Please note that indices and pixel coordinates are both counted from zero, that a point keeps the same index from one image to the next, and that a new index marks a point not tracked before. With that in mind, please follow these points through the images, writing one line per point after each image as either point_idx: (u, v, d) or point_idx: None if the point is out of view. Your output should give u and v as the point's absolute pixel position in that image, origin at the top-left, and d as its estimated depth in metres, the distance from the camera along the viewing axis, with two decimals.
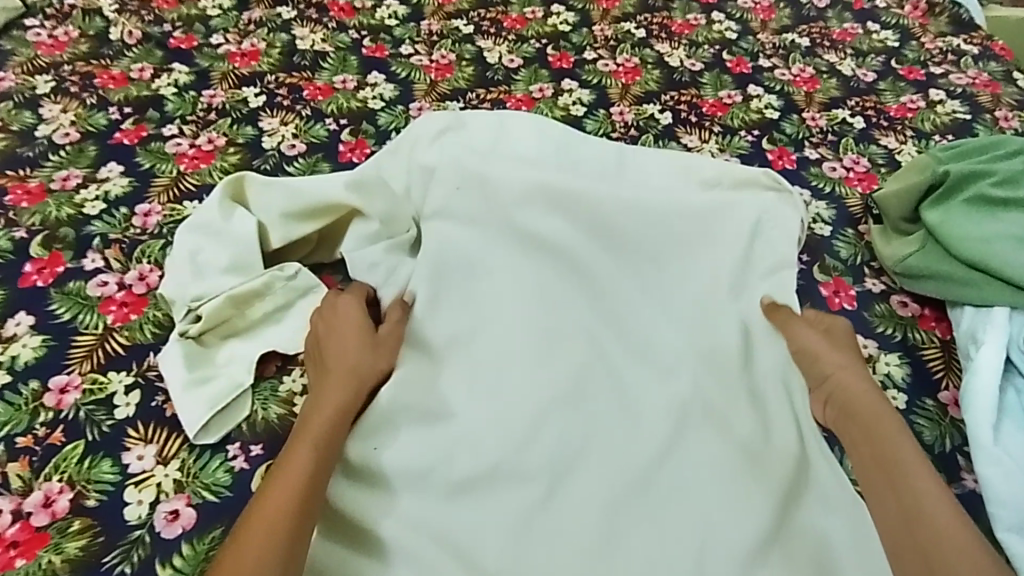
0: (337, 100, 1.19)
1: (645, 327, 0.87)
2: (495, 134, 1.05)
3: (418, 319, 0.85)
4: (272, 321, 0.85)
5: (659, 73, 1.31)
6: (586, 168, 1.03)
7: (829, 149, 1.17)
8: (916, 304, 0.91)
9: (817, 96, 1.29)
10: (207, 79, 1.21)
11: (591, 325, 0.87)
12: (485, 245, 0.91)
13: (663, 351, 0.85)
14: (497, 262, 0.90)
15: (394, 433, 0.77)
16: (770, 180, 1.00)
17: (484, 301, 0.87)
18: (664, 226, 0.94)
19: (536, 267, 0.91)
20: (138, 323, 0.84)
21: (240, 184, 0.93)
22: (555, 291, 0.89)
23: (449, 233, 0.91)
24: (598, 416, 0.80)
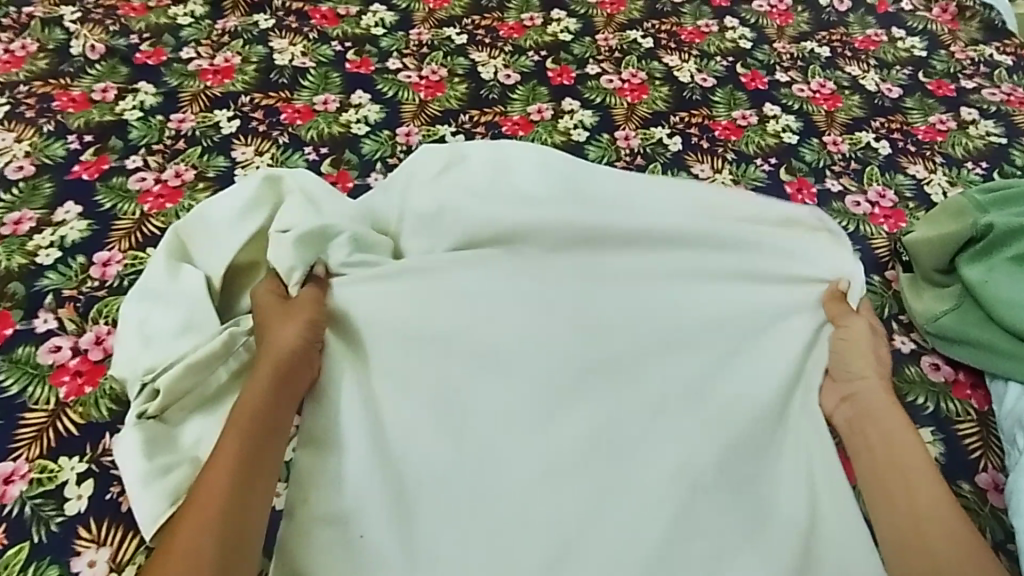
0: (317, 125, 1.09)
1: (656, 382, 0.78)
2: (497, 166, 0.95)
3: (398, 377, 0.76)
4: (234, 387, 0.75)
5: (668, 90, 1.21)
6: (602, 196, 0.92)
7: (851, 180, 1.08)
8: (950, 368, 0.83)
9: (839, 116, 1.19)
10: (176, 101, 1.11)
11: (595, 381, 0.78)
12: (482, 295, 0.82)
13: (674, 412, 0.76)
14: (501, 315, 0.80)
15: (373, 515, 0.69)
16: (821, 222, 0.91)
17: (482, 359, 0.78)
18: (686, 271, 0.86)
19: (533, 313, 0.81)
20: (93, 396, 0.76)
21: (184, 239, 0.84)
22: (553, 340, 0.80)
23: (444, 282, 0.82)
24: (612, 481, 0.72)
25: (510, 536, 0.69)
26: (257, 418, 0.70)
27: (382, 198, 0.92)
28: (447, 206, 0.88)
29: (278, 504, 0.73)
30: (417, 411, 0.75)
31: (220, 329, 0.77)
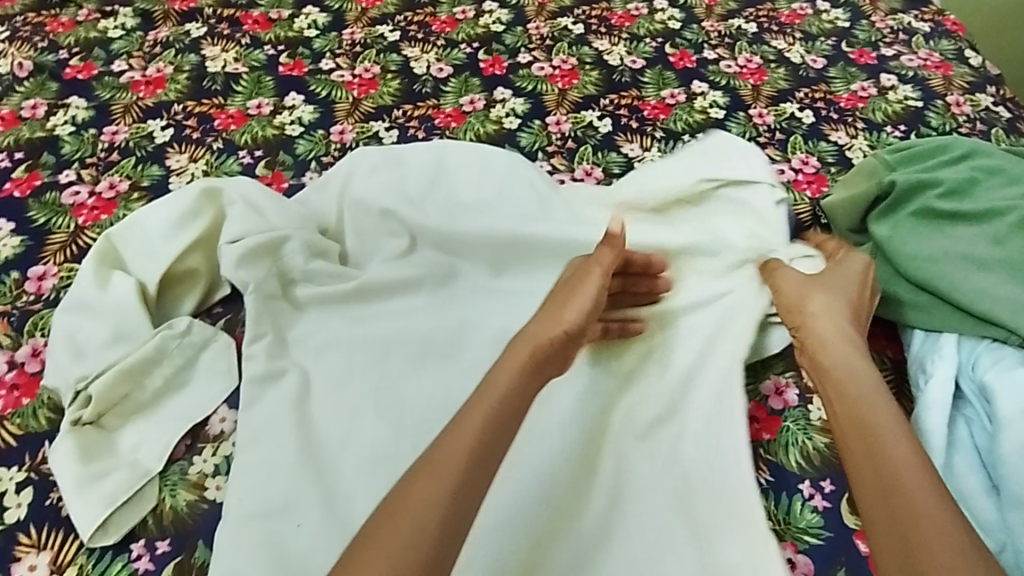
0: (251, 129, 1.10)
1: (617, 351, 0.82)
2: (434, 172, 0.95)
3: (322, 355, 0.81)
4: (173, 389, 0.77)
5: (599, 73, 1.23)
6: (472, 190, 0.94)
7: (776, 150, 1.11)
8: (868, 323, 0.86)
9: (764, 90, 1.22)
10: (108, 114, 1.11)
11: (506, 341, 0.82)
12: (418, 304, 0.85)
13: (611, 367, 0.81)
14: (440, 311, 0.84)
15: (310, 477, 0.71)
16: (424, 158, 0.96)
17: (421, 359, 0.80)
18: (485, 213, 0.92)
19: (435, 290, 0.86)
20: (29, 407, 0.77)
21: (111, 247, 0.84)
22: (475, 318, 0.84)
23: (378, 281, 0.85)
24: (585, 476, 0.74)
25: (484, 543, 0.69)
26: (509, 413, 0.65)
27: (317, 196, 0.94)
28: (378, 201, 0.90)
29: (217, 497, 0.71)
30: (342, 406, 0.77)
31: (152, 332, 0.78)
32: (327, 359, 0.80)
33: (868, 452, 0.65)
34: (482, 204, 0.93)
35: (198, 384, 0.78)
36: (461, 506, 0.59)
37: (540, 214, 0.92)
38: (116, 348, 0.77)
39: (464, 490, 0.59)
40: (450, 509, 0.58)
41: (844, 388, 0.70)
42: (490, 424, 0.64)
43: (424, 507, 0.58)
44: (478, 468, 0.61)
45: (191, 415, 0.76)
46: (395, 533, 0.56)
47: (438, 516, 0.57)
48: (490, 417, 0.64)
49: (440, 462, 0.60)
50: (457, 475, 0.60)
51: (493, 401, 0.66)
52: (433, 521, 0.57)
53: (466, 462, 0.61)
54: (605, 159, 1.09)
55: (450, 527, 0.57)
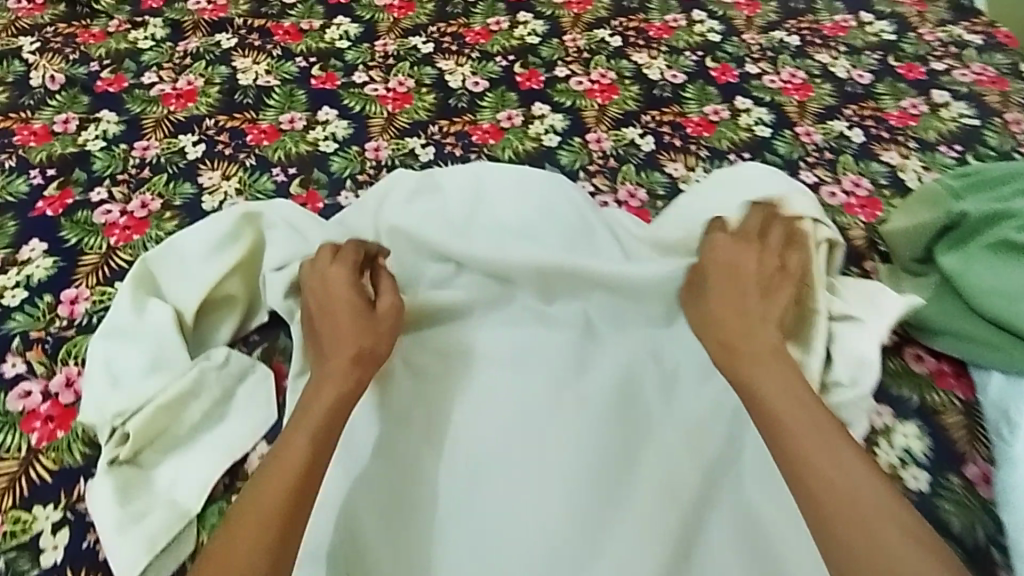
0: (284, 145, 1.07)
1: (679, 387, 0.80)
2: (474, 195, 0.91)
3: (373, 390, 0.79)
4: (212, 421, 0.75)
5: (638, 88, 1.19)
6: (515, 216, 0.90)
7: (826, 171, 1.07)
8: (933, 359, 0.83)
9: (810, 106, 1.18)
10: (139, 128, 1.09)
11: (562, 374, 0.81)
12: (474, 336, 0.84)
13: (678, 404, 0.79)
14: (490, 341, 0.83)
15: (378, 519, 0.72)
16: (462, 181, 0.92)
17: (479, 391, 0.80)
18: (533, 241, 0.88)
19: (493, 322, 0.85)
20: (65, 438, 0.74)
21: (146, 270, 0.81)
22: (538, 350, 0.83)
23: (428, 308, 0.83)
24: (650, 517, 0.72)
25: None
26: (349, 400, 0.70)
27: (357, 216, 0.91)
28: (418, 230, 0.86)
29: None
30: (407, 440, 0.77)
31: (191, 362, 0.75)
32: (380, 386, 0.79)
33: (777, 425, 0.67)
34: (527, 230, 0.89)
35: (238, 416, 0.75)
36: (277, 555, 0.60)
37: (584, 237, 0.89)
38: (152, 379, 0.74)
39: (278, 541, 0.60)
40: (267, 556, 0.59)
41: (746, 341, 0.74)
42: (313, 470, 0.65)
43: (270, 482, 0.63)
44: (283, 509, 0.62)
45: (231, 449, 0.73)
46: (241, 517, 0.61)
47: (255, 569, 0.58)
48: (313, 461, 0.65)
49: (271, 480, 0.63)
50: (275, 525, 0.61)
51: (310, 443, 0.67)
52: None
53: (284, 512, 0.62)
54: (648, 179, 1.05)
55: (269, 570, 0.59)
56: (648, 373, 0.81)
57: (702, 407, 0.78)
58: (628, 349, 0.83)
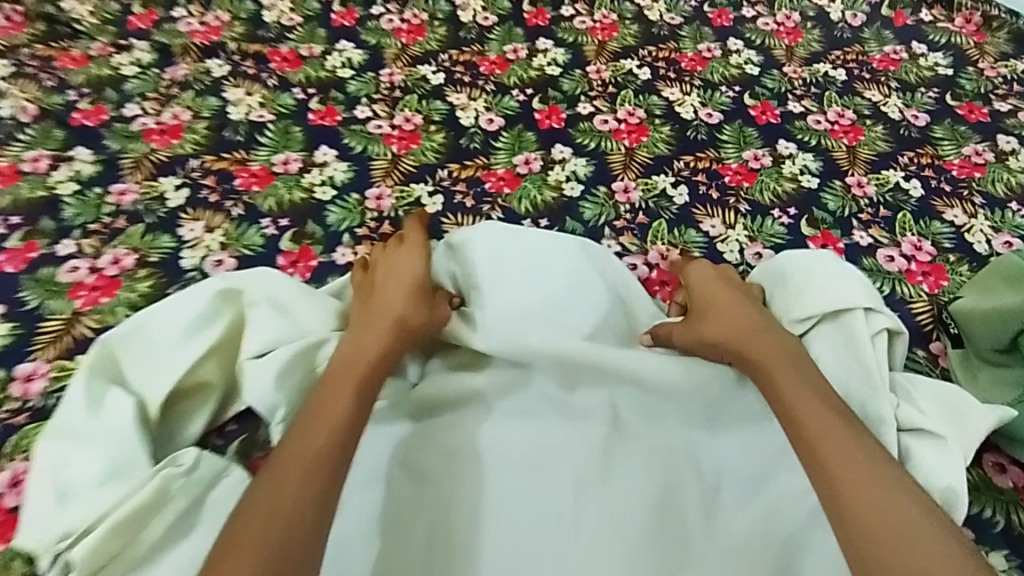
0: (276, 191, 0.96)
1: (723, 508, 0.69)
2: (501, 262, 0.80)
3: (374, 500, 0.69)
4: (175, 538, 0.63)
5: (670, 129, 1.08)
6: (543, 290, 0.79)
7: (882, 231, 0.96)
8: (1016, 470, 0.74)
9: (862, 152, 1.06)
10: (117, 168, 0.98)
11: (585, 483, 0.69)
12: (482, 432, 0.72)
13: (724, 528, 0.68)
14: (501, 437, 0.72)
15: None
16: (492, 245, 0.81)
17: (490, 500, 0.68)
18: (557, 322, 0.77)
19: (505, 414, 0.73)
20: (7, 554, 0.64)
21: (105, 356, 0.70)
22: (556, 450, 0.71)
23: (437, 398, 0.74)
24: None
25: None
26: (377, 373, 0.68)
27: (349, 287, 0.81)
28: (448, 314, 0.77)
29: None
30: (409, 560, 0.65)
31: (153, 468, 0.64)
32: (376, 494, 0.69)
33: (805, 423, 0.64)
34: (554, 310, 0.78)
35: (205, 530, 0.63)
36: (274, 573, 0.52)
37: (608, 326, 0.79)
38: (108, 489, 0.63)
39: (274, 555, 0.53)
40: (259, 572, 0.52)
41: (759, 338, 0.73)
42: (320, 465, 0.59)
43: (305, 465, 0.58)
44: (285, 513, 0.55)
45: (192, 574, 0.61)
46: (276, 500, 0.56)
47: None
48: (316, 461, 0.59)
49: (304, 444, 0.60)
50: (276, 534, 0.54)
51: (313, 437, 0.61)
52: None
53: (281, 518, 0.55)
54: (683, 238, 0.95)
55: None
56: (685, 487, 0.70)
57: (749, 532, 0.68)
58: (662, 453, 0.71)
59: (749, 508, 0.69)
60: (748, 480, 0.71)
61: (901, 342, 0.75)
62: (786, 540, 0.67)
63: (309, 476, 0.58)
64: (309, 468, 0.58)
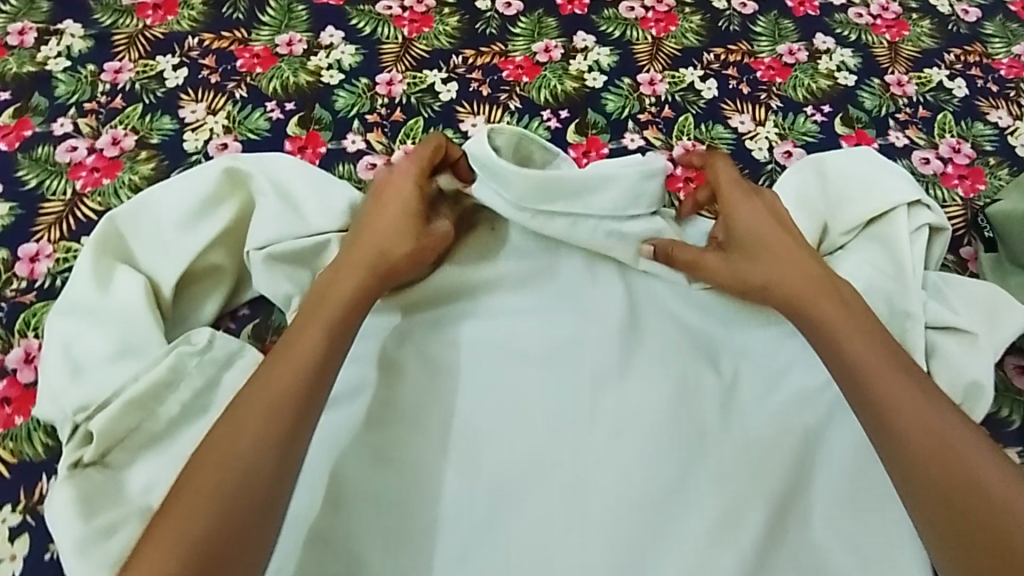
0: (280, 73, 0.91)
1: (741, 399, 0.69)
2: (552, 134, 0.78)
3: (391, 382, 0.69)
4: (193, 415, 0.62)
5: (701, 19, 1.00)
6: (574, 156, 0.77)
7: (920, 132, 0.91)
8: None
9: (904, 49, 0.99)
10: (110, 45, 0.92)
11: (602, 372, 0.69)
12: (500, 325, 0.72)
13: (742, 418, 0.68)
14: (518, 329, 0.71)
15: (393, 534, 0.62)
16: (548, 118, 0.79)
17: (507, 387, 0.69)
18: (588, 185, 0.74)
19: (523, 308, 0.73)
20: (25, 425, 0.65)
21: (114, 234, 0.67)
22: (571, 340, 0.71)
23: (454, 286, 0.73)
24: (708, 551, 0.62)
25: None
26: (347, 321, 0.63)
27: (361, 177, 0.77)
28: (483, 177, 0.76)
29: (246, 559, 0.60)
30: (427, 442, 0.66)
31: (167, 346, 0.63)
32: (392, 377, 0.69)
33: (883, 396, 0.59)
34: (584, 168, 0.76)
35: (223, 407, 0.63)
36: (259, 497, 0.53)
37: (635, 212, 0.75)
38: (119, 364, 0.62)
39: (263, 477, 0.54)
40: (243, 497, 0.53)
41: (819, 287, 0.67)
42: (294, 398, 0.57)
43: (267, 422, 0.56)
44: (239, 458, 0.54)
45: None
46: (228, 466, 0.53)
47: (215, 513, 0.51)
48: (301, 385, 0.58)
49: (260, 407, 0.56)
50: (267, 458, 0.54)
51: (302, 353, 0.60)
52: (204, 524, 0.51)
53: (266, 440, 0.55)
54: (710, 134, 0.90)
55: (241, 510, 0.52)
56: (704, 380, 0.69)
57: (770, 425, 0.67)
58: (678, 346, 0.71)
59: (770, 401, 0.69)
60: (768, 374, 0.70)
61: (941, 242, 0.74)
62: (803, 436, 0.67)
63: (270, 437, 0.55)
64: (272, 427, 0.55)
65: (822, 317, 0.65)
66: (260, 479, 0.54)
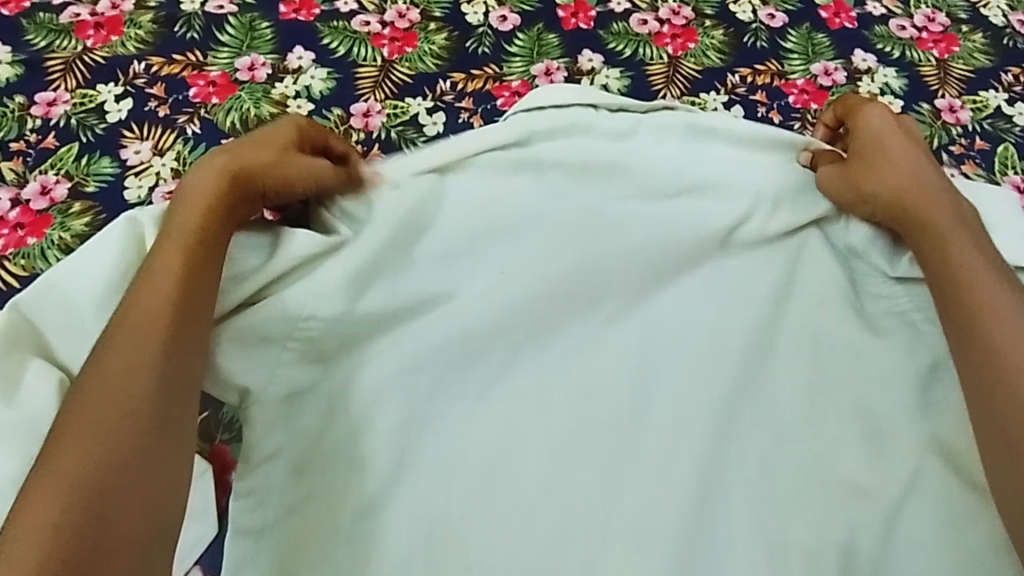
0: (239, 104, 0.78)
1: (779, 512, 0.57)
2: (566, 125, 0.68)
3: (358, 496, 0.57)
4: None
5: (724, 34, 0.88)
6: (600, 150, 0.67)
7: (978, 169, 0.79)
8: None
9: (956, 67, 0.87)
10: (42, 71, 0.79)
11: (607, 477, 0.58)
12: (493, 419, 0.59)
13: (777, 531, 0.57)
14: (512, 423, 0.59)
15: None
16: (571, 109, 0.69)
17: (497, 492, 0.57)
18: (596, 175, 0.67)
19: (519, 394, 0.60)
20: None
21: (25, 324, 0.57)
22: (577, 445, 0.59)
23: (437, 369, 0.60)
24: None
25: None
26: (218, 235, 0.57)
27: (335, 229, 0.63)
28: (486, 175, 0.65)
29: None
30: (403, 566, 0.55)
31: None
32: (361, 490, 0.57)
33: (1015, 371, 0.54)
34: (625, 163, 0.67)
35: None
36: (126, 456, 0.47)
37: (644, 284, 0.64)
38: (18, 491, 0.50)
39: (121, 458, 0.47)
40: (102, 482, 0.46)
41: (928, 210, 0.62)
42: (164, 318, 0.52)
43: (138, 344, 0.50)
44: (121, 386, 0.49)
45: None
46: (105, 398, 0.48)
47: (59, 511, 0.44)
48: (173, 301, 0.52)
49: (137, 324, 0.51)
50: (125, 435, 0.47)
51: (159, 297, 0.53)
52: (83, 467, 0.46)
53: (118, 418, 0.48)
54: None
55: (101, 503, 0.45)
56: (727, 491, 0.58)
57: (806, 542, 0.56)
58: (702, 445, 0.59)
59: (812, 506, 0.58)
60: (810, 471, 0.59)
61: None
62: (852, 557, 0.56)
63: (143, 364, 0.50)
64: (144, 353, 0.50)
65: (941, 239, 0.61)
66: (114, 467, 0.46)
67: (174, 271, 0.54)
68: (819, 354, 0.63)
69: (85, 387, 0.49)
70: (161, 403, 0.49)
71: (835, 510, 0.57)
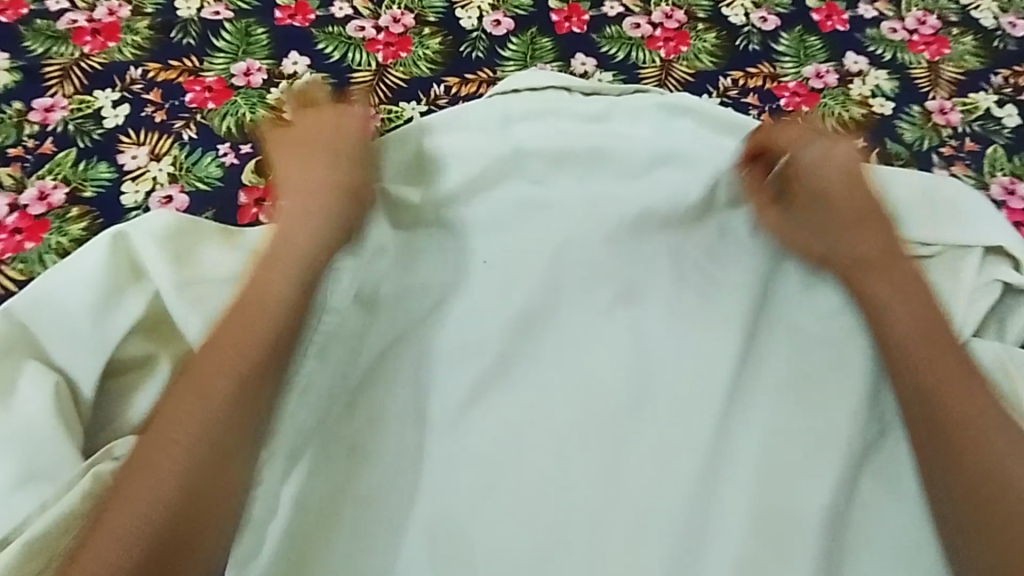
0: (235, 109, 0.79)
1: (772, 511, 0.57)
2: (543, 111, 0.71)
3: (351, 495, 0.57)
4: None
5: (716, 37, 0.88)
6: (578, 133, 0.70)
7: (968, 170, 0.80)
8: None
9: (947, 69, 0.87)
10: (41, 78, 0.80)
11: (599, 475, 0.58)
12: (485, 418, 0.60)
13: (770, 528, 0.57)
14: (504, 421, 0.60)
15: None
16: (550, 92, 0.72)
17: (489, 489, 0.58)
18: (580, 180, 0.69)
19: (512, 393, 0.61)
20: None
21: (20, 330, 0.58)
22: (566, 444, 0.59)
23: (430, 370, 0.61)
24: None
25: None
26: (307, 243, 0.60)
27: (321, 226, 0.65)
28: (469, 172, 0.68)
29: None
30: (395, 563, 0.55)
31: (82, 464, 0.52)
32: (355, 488, 0.57)
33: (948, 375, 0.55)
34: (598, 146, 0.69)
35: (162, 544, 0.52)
36: (205, 464, 0.49)
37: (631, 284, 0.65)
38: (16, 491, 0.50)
39: (201, 468, 0.48)
40: (184, 493, 0.47)
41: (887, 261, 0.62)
42: (268, 333, 0.54)
43: (229, 357, 0.52)
44: (208, 396, 0.51)
45: None
46: (193, 407, 0.50)
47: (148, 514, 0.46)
48: (278, 321, 0.54)
49: (221, 337, 0.53)
50: (195, 446, 0.49)
51: (263, 313, 0.55)
52: (171, 474, 0.48)
53: (199, 430, 0.49)
54: None
55: (186, 509, 0.47)
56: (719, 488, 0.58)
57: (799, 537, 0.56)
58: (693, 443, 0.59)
59: (811, 503, 0.57)
60: (806, 468, 0.58)
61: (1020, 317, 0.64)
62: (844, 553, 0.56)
63: (233, 373, 0.52)
64: (234, 364, 0.52)
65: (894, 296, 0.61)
66: (201, 471, 0.48)
67: (274, 286, 0.56)
68: (813, 353, 0.63)
69: (174, 395, 0.51)
70: (245, 418, 0.51)
71: (836, 507, 0.57)
